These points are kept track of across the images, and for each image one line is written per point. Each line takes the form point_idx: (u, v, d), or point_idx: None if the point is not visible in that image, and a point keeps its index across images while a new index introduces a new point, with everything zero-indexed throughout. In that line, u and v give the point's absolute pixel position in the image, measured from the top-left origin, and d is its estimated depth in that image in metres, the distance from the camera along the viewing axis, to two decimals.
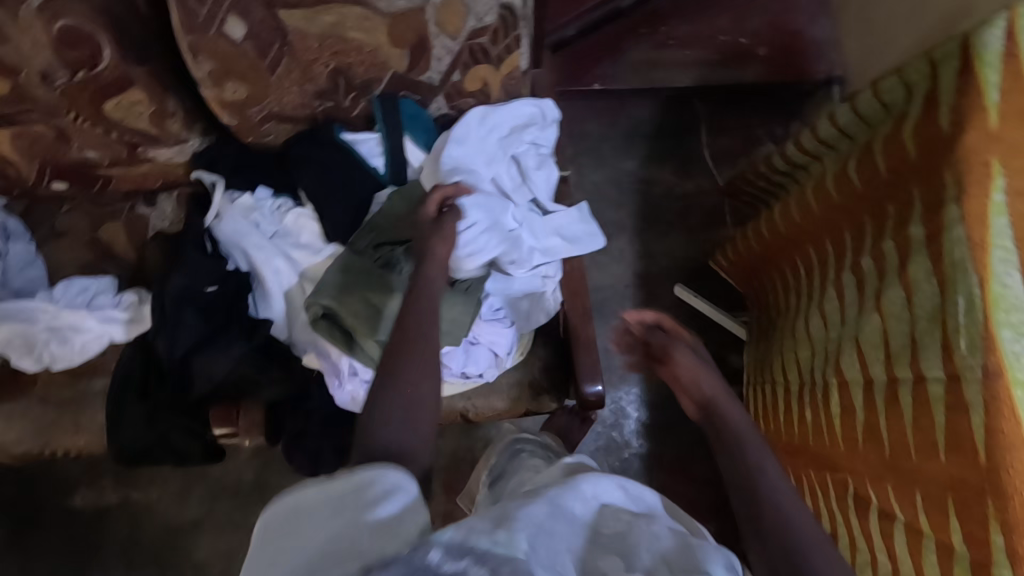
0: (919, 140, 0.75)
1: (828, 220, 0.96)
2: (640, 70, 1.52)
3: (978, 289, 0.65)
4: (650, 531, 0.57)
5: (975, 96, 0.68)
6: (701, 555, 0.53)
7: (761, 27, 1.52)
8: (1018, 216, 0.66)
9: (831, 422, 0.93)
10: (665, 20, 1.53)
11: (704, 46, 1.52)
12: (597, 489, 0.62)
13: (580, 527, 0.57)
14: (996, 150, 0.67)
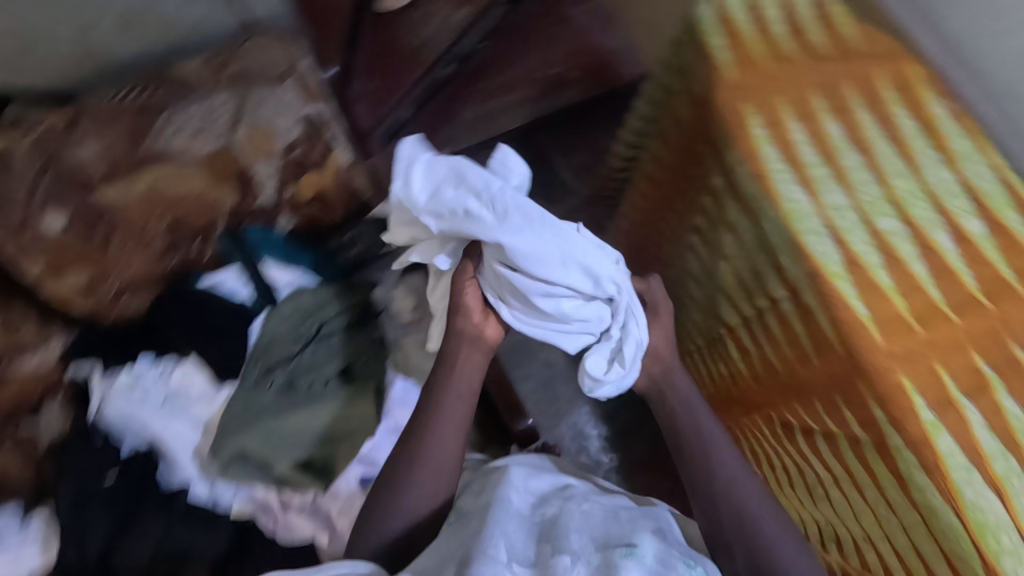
0: (691, 108, 0.87)
1: (665, 195, 1.06)
2: (476, 125, 1.58)
3: (774, 210, 0.74)
4: (583, 511, 0.73)
5: (708, 59, 0.80)
6: (627, 528, 0.70)
7: (568, 55, 1.63)
8: (780, 140, 0.76)
9: (738, 367, 0.99)
10: (481, 76, 1.62)
11: (526, 85, 1.60)
12: (542, 472, 0.81)
13: (529, 517, 0.73)
14: (742, 96, 0.77)
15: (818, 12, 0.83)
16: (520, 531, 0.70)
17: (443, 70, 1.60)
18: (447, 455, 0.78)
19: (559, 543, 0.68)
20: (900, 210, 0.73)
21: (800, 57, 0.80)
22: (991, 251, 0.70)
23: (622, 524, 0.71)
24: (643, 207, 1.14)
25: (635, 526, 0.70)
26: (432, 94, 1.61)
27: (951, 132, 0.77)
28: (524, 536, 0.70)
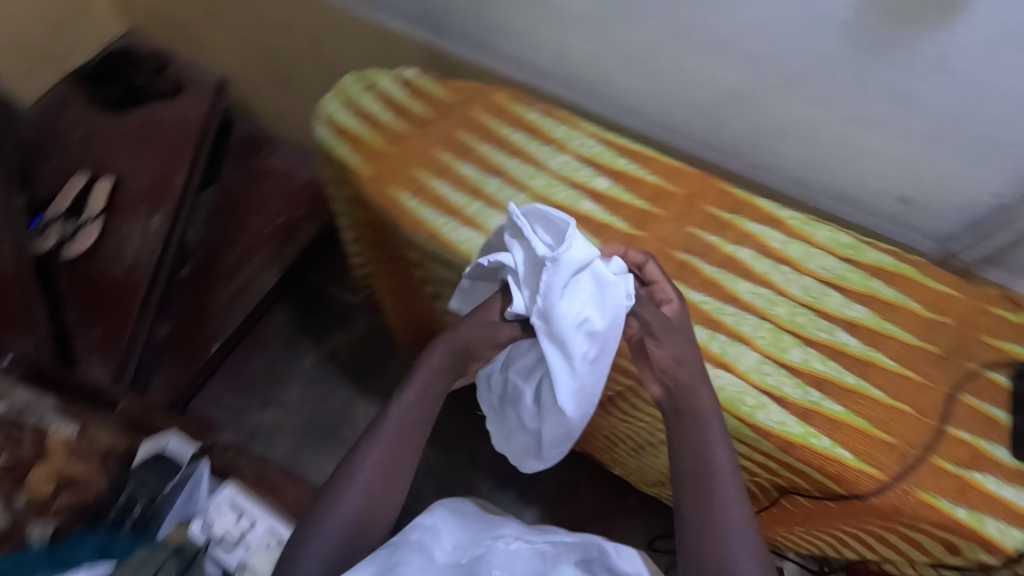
0: (360, 212, 0.95)
1: (402, 293, 1.10)
2: (237, 305, 1.47)
3: (457, 255, 0.82)
4: (509, 551, 0.64)
5: (348, 168, 0.89)
6: (547, 565, 0.61)
7: (288, 197, 1.55)
8: (431, 200, 0.86)
9: None
10: (220, 256, 1.47)
11: (262, 243, 1.50)
12: (484, 517, 0.71)
13: (457, 559, 0.64)
14: (383, 182, 0.87)
15: (407, 88, 0.96)
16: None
17: (181, 274, 1.45)
18: (378, 513, 0.65)
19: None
20: (547, 202, 0.85)
21: (413, 131, 0.92)
22: (623, 195, 0.85)
23: (550, 564, 0.62)
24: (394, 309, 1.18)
25: (558, 559, 0.62)
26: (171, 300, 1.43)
27: (547, 125, 0.92)
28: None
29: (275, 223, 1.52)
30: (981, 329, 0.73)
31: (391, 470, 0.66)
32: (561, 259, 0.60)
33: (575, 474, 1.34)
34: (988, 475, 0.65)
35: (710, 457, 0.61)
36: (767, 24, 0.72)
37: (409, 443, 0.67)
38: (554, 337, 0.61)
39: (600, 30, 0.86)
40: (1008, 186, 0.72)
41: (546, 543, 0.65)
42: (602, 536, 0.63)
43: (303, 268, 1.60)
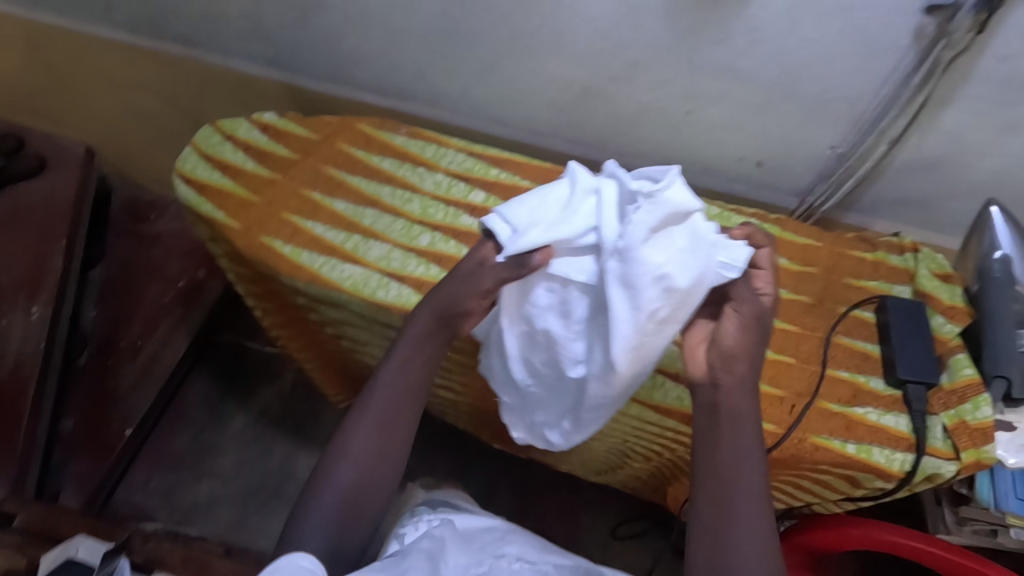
0: (241, 267, 0.90)
1: (309, 342, 1.05)
2: (146, 381, 1.33)
3: (343, 294, 0.79)
4: (511, 571, 0.57)
5: (216, 225, 0.85)
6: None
7: (185, 259, 1.44)
8: (308, 243, 0.83)
9: (462, 412, 1.04)
10: (119, 334, 1.36)
11: (166, 312, 1.38)
12: (485, 532, 0.63)
13: (458, 574, 0.56)
14: (255, 233, 0.83)
15: (266, 133, 0.93)
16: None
17: (79, 361, 1.33)
18: (366, 499, 0.61)
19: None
20: (425, 225, 0.84)
21: (278, 175, 0.88)
22: (499, 204, 0.85)
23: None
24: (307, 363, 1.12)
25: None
26: (66, 393, 1.30)
27: (414, 148, 0.91)
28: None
29: (177, 287, 1.41)
30: (844, 271, 0.78)
31: (385, 447, 0.63)
32: (657, 197, 0.57)
33: (528, 487, 1.32)
34: (869, 407, 0.69)
35: (738, 466, 0.57)
36: (595, 21, 0.74)
37: (403, 422, 0.64)
38: (632, 286, 0.57)
39: (446, 48, 0.86)
40: (839, 137, 0.78)
41: (548, 565, 0.59)
42: (604, 572, 0.60)
43: (213, 328, 1.48)
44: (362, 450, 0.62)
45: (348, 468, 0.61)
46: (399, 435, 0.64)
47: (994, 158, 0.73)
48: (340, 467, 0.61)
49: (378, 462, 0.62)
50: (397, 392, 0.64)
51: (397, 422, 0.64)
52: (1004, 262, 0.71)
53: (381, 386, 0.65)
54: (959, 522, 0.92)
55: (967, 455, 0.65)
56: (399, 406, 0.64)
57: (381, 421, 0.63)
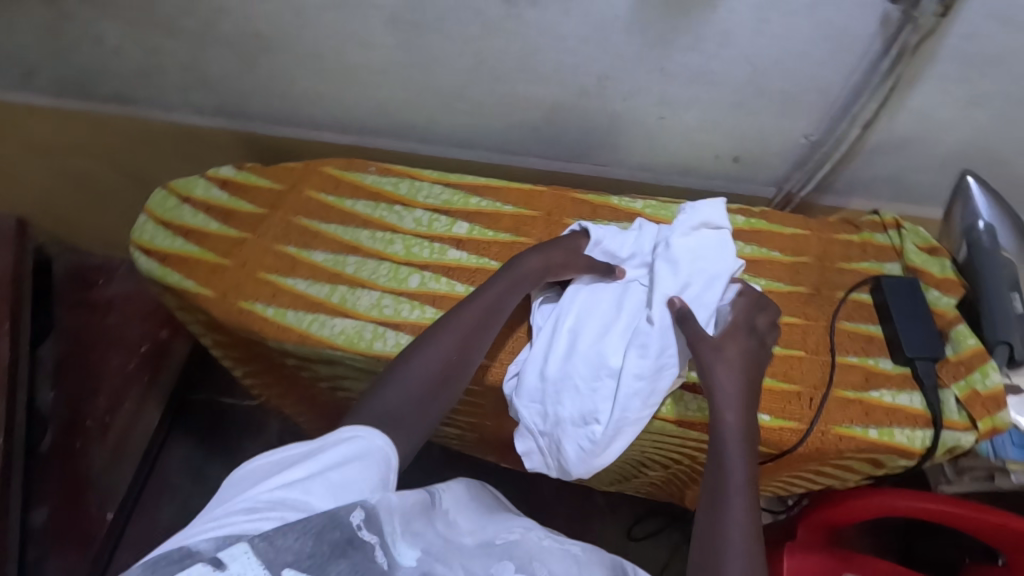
0: (221, 334, 0.85)
1: (300, 399, 0.99)
2: (121, 459, 1.23)
3: (339, 350, 0.75)
4: (543, 546, 0.57)
5: (187, 295, 0.79)
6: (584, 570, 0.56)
7: (144, 322, 1.33)
8: (291, 302, 0.78)
9: (477, 444, 0.99)
10: (85, 412, 1.23)
11: (134, 382, 1.27)
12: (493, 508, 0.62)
13: (481, 536, 0.55)
14: (233, 297, 0.78)
15: (226, 190, 0.87)
16: (474, 555, 0.52)
17: (42, 445, 1.19)
18: (411, 416, 0.58)
19: (521, 566, 0.52)
20: (412, 265, 0.81)
21: (247, 233, 0.83)
22: (485, 234, 0.83)
23: (586, 567, 0.57)
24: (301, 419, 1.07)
25: (592, 565, 0.57)
26: (33, 487, 1.16)
27: (387, 186, 0.87)
28: (485, 556, 0.52)
29: (140, 352, 1.29)
30: (835, 256, 0.79)
31: (465, 350, 0.65)
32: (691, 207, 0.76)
33: (555, 509, 1.24)
34: (883, 389, 0.70)
35: (727, 466, 0.59)
36: (562, 38, 0.72)
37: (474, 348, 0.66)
38: (665, 276, 0.71)
39: (408, 80, 0.83)
40: (814, 126, 0.79)
41: (574, 546, 0.59)
42: (620, 558, 0.62)
43: (184, 387, 1.36)
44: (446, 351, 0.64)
45: (428, 360, 0.63)
46: (470, 357, 0.65)
47: (961, 129, 0.76)
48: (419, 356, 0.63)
49: (452, 365, 0.64)
50: (488, 317, 0.68)
51: (478, 337, 0.66)
52: (988, 231, 0.74)
53: (476, 303, 0.68)
54: (959, 473, 0.93)
55: (983, 423, 0.68)
56: (484, 329, 0.67)
57: (472, 330, 0.66)
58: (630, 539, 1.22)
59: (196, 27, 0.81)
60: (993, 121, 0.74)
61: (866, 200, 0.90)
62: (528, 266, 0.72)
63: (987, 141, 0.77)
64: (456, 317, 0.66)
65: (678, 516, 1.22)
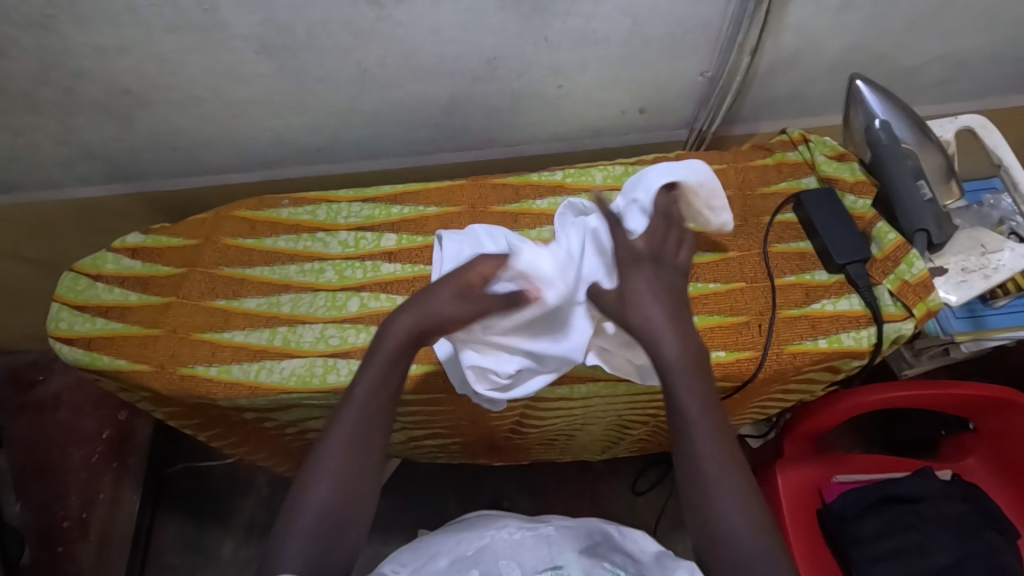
0: (169, 406, 0.81)
1: (273, 449, 0.97)
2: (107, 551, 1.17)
3: (294, 391, 0.73)
4: (512, 540, 0.60)
5: (123, 374, 0.76)
6: (554, 548, 0.58)
7: (96, 408, 1.26)
8: (234, 355, 0.75)
9: (463, 450, 0.99)
10: (57, 515, 1.19)
11: (103, 473, 1.22)
12: (480, 523, 0.67)
13: (454, 554, 0.59)
14: (171, 364, 0.75)
15: (138, 257, 0.83)
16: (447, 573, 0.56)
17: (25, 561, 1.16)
18: (343, 520, 0.53)
19: (487, 568, 0.56)
20: (348, 289, 0.79)
21: (170, 297, 0.80)
22: (414, 241, 0.82)
23: (558, 544, 0.59)
24: (281, 469, 1.03)
25: (562, 542, 0.59)
26: None
27: (305, 216, 0.85)
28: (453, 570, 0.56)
29: (102, 440, 1.24)
30: (754, 183, 0.81)
31: (351, 473, 0.54)
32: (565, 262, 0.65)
33: (557, 486, 1.25)
34: (824, 300, 0.73)
35: (680, 407, 0.53)
36: (439, 28, 0.71)
37: (377, 438, 0.56)
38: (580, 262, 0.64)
39: (298, 103, 0.80)
40: (706, 62, 0.80)
41: (547, 528, 0.63)
42: (602, 523, 0.64)
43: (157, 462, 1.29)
44: (346, 449, 0.55)
45: (329, 474, 0.54)
46: (375, 444, 0.56)
47: (840, 37, 0.78)
48: (321, 473, 0.54)
49: (360, 455, 0.55)
50: (367, 411, 0.56)
51: (375, 418, 0.57)
52: (885, 127, 0.75)
53: (352, 405, 0.56)
54: (917, 354, 0.98)
55: (918, 309, 0.71)
56: (374, 425, 0.56)
57: (361, 416, 0.56)
58: (634, 496, 1.24)
59: (58, 97, 0.76)
60: (868, 21, 0.77)
61: (773, 121, 0.93)
62: (392, 334, 0.58)
63: (868, 41, 0.80)
64: (350, 403, 0.57)
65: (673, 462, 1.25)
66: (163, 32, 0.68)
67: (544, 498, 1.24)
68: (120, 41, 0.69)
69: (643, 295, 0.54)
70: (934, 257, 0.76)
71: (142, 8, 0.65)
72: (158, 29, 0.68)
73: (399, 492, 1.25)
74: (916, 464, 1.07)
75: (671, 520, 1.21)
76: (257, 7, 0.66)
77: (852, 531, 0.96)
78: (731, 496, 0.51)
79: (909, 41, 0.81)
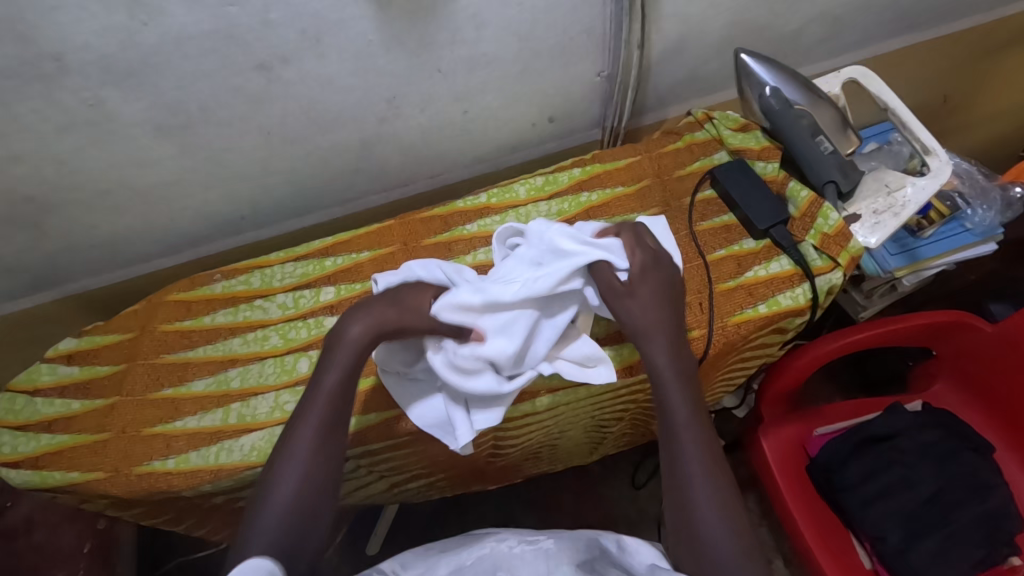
0: (135, 508, 0.78)
1: None
2: None
3: (258, 466, 0.72)
4: (511, 555, 0.58)
5: (78, 487, 0.73)
6: (552, 562, 0.56)
7: None
8: (190, 442, 0.73)
9: (449, 482, 0.98)
10: None
11: None
12: (473, 538, 0.64)
13: (453, 566, 0.58)
14: (126, 465, 0.73)
15: (75, 363, 0.80)
16: None
17: None
18: (317, 502, 0.58)
19: None
20: (295, 350, 0.78)
21: (114, 396, 0.77)
22: (353, 289, 0.81)
23: (556, 559, 0.57)
24: None
25: (560, 556, 0.57)
26: None
27: (240, 286, 0.84)
28: None
29: None
30: (670, 167, 0.84)
31: (322, 455, 0.59)
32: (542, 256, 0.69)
33: (555, 499, 1.24)
34: (756, 267, 0.75)
35: (670, 408, 0.63)
36: (332, 79, 0.71)
37: (342, 420, 0.62)
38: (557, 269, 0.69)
39: (209, 177, 0.79)
40: (599, 63, 0.82)
41: (547, 541, 0.60)
42: (603, 534, 0.62)
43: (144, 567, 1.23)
44: (312, 450, 0.59)
45: (303, 453, 0.59)
46: (342, 424, 0.62)
47: (718, 17, 0.82)
48: (293, 455, 0.59)
49: (325, 457, 0.59)
50: (335, 393, 0.62)
51: (344, 403, 0.62)
52: (776, 94, 0.78)
53: (322, 389, 0.62)
54: (869, 295, 1.01)
55: (843, 257, 0.74)
56: (341, 405, 0.62)
57: (328, 412, 0.61)
58: (631, 491, 1.24)
59: None
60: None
61: (678, 105, 0.96)
62: (354, 335, 0.64)
63: (746, 16, 0.83)
64: (323, 384, 0.63)
65: (662, 449, 1.26)
66: (53, 135, 0.67)
67: (544, 512, 1.23)
68: (10, 151, 0.68)
69: (648, 305, 0.66)
70: (847, 206, 0.79)
71: (26, 116, 0.64)
72: (48, 132, 0.67)
73: (400, 540, 1.22)
74: (887, 401, 1.10)
75: None
76: (142, 92, 0.66)
77: (840, 477, 0.98)
78: (706, 489, 0.58)
79: (783, 9, 0.85)
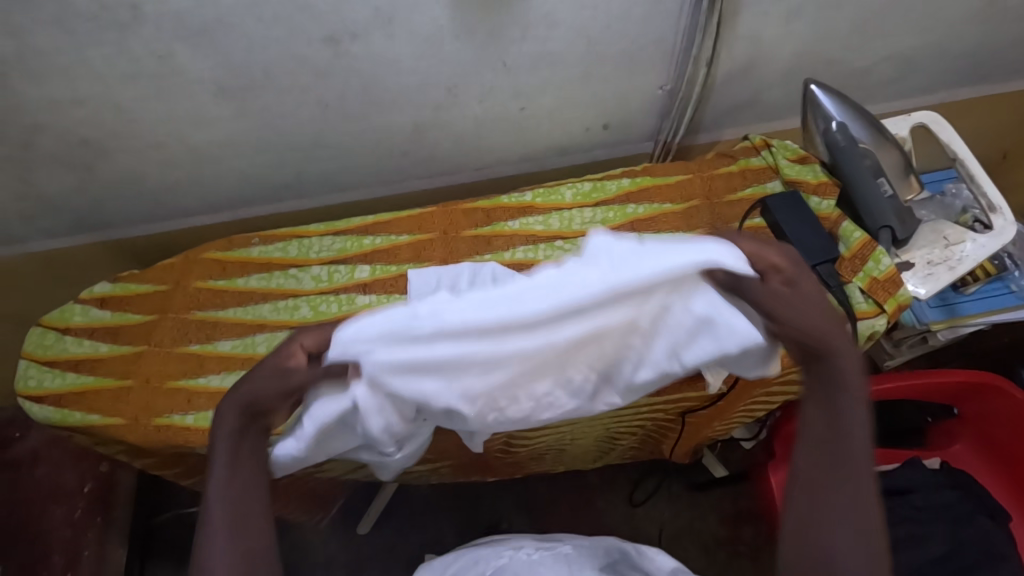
0: (148, 458, 0.79)
1: None
2: None
3: None
4: (531, 561, 0.65)
5: (97, 430, 0.74)
6: (575, 568, 0.65)
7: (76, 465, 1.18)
8: (211, 401, 0.74)
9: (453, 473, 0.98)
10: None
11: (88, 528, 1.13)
12: (489, 543, 0.72)
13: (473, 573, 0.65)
14: (147, 415, 0.74)
15: (107, 307, 0.81)
16: None
17: None
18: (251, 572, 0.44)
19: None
20: (324, 324, 0.78)
21: (142, 345, 0.78)
22: (388, 271, 0.81)
23: (578, 564, 0.65)
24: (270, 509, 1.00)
25: (581, 561, 0.65)
26: None
27: (276, 253, 0.84)
28: None
29: (85, 495, 1.16)
30: (721, 190, 0.82)
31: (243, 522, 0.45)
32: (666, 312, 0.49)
33: (554, 505, 1.23)
34: None
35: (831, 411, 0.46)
36: (397, 60, 0.71)
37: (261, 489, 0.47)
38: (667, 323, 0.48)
39: (260, 142, 0.80)
40: (663, 76, 0.81)
41: (565, 546, 0.68)
42: (619, 538, 0.70)
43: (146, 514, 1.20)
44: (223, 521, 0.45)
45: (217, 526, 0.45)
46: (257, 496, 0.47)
47: (791, 44, 0.80)
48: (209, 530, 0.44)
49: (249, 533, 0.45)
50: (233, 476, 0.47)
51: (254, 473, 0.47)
52: (843, 130, 0.76)
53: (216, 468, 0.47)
54: (897, 345, 0.99)
55: (890, 304, 0.72)
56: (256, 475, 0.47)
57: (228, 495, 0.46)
58: (632, 508, 1.22)
59: (15, 153, 0.74)
60: (817, 28, 0.79)
61: (734, 128, 0.95)
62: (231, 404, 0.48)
63: (819, 46, 0.81)
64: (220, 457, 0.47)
65: (668, 470, 1.24)
66: (118, 82, 0.68)
67: (542, 516, 1.22)
68: (73, 94, 0.68)
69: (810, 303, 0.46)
70: (900, 252, 0.78)
71: (96, 61, 0.65)
72: (113, 80, 0.67)
73: (395, 524, 1.21)
74: (905, 454, 1.07)
75: (670, 529, 1.20)
76: (211, 50, 0.66)
77: None
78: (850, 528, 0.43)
79: (858, 44, 0.83)
